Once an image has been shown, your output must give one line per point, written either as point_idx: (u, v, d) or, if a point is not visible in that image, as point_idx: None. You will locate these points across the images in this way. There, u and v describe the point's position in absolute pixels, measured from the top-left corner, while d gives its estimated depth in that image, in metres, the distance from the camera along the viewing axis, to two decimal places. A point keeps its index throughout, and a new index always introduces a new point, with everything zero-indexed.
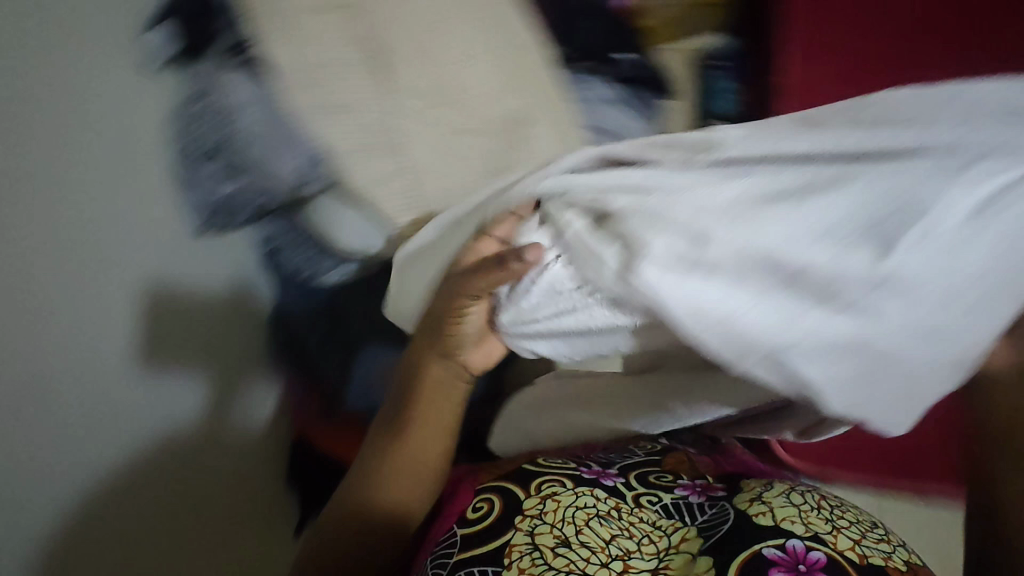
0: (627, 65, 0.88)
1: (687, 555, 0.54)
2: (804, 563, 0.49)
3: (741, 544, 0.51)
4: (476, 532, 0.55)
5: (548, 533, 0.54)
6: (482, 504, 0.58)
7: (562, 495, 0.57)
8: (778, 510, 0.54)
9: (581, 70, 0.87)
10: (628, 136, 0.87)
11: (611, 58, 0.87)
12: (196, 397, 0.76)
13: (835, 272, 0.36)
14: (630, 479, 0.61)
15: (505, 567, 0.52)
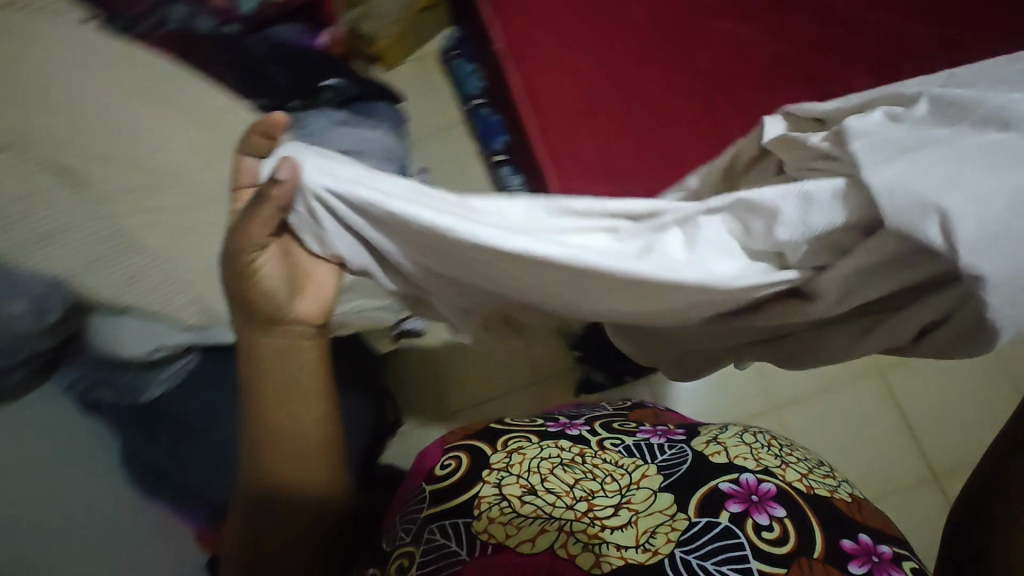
0: (333, 90, 1.08)
1: (648, 491, 0.59)
2: (757, 495, 0.57)
3: (700, 482, 0.59)
4: (446, 487, 0.62)
5: (515, 483, 0.60)
6: (451, 461, 0.65)
7: (528, 448, 0.63)
8: (730, 449, 0.62)
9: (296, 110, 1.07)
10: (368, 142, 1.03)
11: (318, 87, 1.07)
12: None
13: (637, 261, 0.54)
14: (595, 427, 0.68)
15: (476, 518, 0.59)
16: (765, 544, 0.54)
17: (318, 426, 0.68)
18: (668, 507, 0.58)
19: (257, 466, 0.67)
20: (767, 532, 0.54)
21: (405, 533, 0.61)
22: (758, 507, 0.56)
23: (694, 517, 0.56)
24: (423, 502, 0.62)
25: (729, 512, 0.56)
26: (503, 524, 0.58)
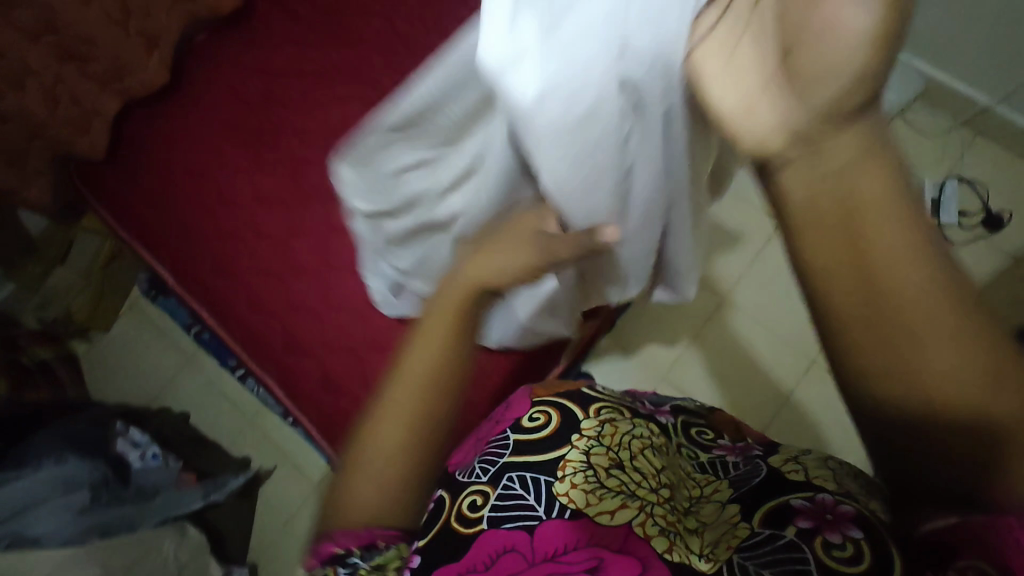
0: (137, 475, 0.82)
1: (717, 503, 0.57)
2: (831, 514, 0.49)
3: (768, 495, 0.54)
4: (533, 441, 0.62)
5: (604, 455, 0.60)
6: (540, 415, 0.65)
7: (620, 423, 0.64)
8: (813, 471, 0.57)
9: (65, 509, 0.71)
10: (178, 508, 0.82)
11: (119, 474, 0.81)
12: None
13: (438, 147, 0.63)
14: (680, 421, 0.70)
15: (559, 479, 0.58)
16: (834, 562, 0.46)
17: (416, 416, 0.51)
18: (737, 516, 0.54)
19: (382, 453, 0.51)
20: (838, 550, 0.46)
21: (484, 472, 0.61)
22: (831, 526, 0.48)
23: (757, 527, 0.51)
24: (509, 446, 0.63)
25: (796, 528, 0.49)
26: (586, 491, 0.56)
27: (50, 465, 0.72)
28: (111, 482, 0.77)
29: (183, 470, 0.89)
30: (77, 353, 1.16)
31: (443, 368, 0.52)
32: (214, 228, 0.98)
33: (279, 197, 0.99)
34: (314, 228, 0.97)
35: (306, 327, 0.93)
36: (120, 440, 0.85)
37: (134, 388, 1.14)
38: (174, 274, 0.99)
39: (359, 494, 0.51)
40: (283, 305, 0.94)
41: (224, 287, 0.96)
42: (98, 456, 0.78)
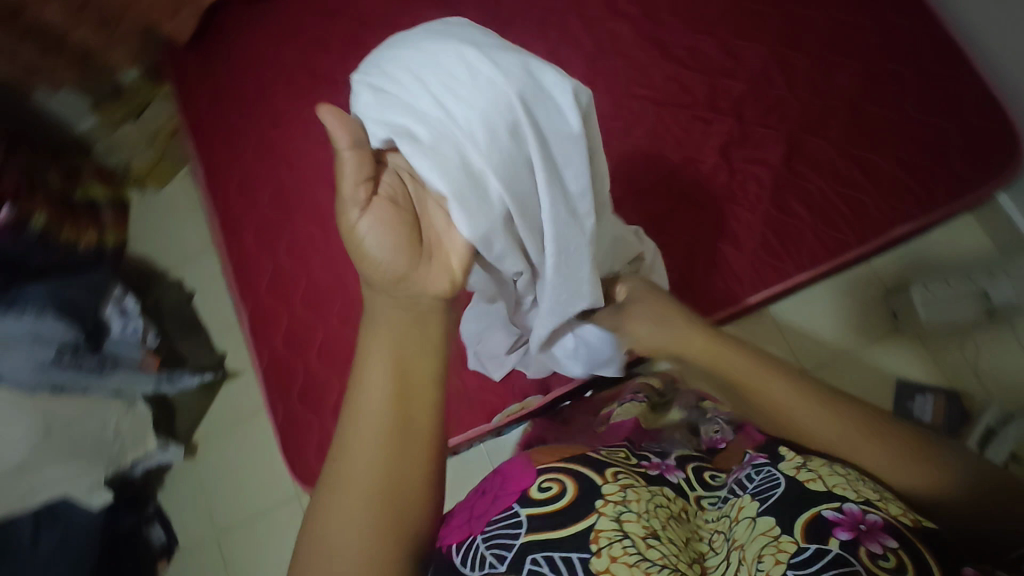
0: (116, 334, 0.95)
1: (749, 520, 0.53)
2: (865, 524, 0.47)
3: (805, 506, 0.51)
4: (549, 514, 0.59)
5: (635, 521, 0.57)
6: (551, 484, 0.62)
7: (639, 488, 0.61)
8: (828, 477, 0.53)
9: (40, 332, 0.85)
10: (129, 377, 0.94)
11: (100, 325, 0.94)
12: None
13: (478, 143, 0.47)
14: (688, 472, 0.68)
15: (595, 554, 0.54)
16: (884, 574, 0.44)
17: (380, 420, 0.45)
18: (771, 529, 0.51)
19: (358, 471, 0.44)
20: (883, 561, 0.45)
21: (499, 560, 0.56)
22: (869, 536, 0.46)
23: (803, 542, 0.48)
24: (522, 527, 0.58)
25: (839, 540, 0.47)
26: (629, 564, 0.52)
27: (31, 316, 0.84)
28: (80, 347, 0.88)
29: (151, 353, 0.99)
30: (128, 201, 1.25)
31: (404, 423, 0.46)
32: (256, 150, 1.02)
33: (320, 136, 1.00)
34: (339, 181, 0.98)
35: (291, 274, 0.95)
36: (112, 306, 0.97)
37: (158, 253, 1.22)
38: (207, 186, 1.04)
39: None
40: (284, 245, 0.97)
41: (244, 210, 1.00)
42: (77, 319, 0.90)
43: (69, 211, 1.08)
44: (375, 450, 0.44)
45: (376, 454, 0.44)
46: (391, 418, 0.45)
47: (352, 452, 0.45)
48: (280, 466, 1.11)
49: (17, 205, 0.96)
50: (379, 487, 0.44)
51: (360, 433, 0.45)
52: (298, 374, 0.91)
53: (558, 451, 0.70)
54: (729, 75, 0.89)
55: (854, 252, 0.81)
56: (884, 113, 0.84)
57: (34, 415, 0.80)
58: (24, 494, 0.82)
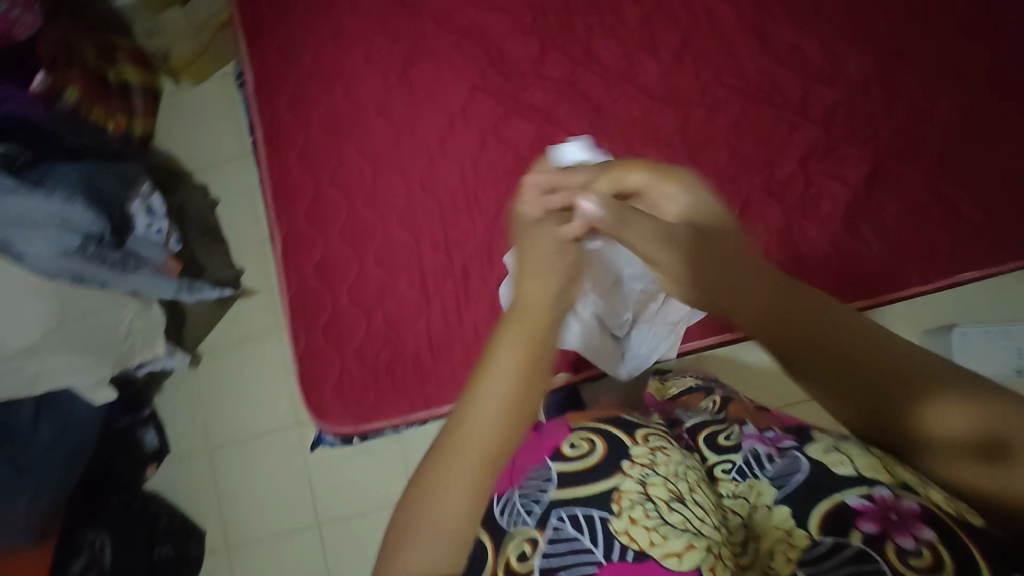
0: (139, 235, 0.91)
1: (766, 508, 0.52)
2: (897, 515, 0.45)
3: (823, 494, 0.49)
4: (577, 472, 0.57)
5: (662, 485, 0.54)
6: (584, 443, 0.60)
7: (672, 450, 0.58)
8: (858, 459, 0.51)
9: (67, 217, 0.79)
10: (150, 270, 0.89)
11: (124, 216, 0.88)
12: (55, 520, 0.88)
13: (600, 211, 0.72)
14: (699, 442, 0.63)
15: (616, 515, 0.53)
16: (911, 572, 0.42)
17: (475, 444, 0.47)
18: (788, 522, 0.49)
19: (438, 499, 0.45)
20: (915, 559, 0.43)
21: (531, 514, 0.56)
22: (900, 529, 0.44)
23: (819, 536, 0.47)
24: (551, 479, 0.58)
25: (863, 533, 0.45)
26: (648, 529, 0.51)
27: (60, 198, 0.78)
28: (106, 239, 0.83)
29: (173, 258, 0.95)
30: (163, 89, 1.18)
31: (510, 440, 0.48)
32: (313, 64, 0.96)
33: (385, 63, 0.95)
34: (396, 116, 0.94)
35: (333, 202, 0.92)
36: (139, 201, 0.93)
37: (188, 151, 1.16)
38: (256, 89, 0.96)
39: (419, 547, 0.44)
40: (329, 172, 0.93)
41: (292, 123, 0.94)
42: (106, 210, 0.84)
43: (103, 89, 1.02)
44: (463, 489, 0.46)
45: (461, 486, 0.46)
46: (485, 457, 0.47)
47: (456, 461, 0.46)
48: (284, 391, 1.10)
49: (54, 72, 0.91)
50: (479, 487, 0.46)
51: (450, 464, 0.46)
52: (325, 306, 0.88)
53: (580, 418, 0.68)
54: (825, 82, 0.85)
55: (913, 289, 0.79)
56: (974, 155, 0.81)
57: (53, 301, 0.77)
58: (32, 378, 0.79)
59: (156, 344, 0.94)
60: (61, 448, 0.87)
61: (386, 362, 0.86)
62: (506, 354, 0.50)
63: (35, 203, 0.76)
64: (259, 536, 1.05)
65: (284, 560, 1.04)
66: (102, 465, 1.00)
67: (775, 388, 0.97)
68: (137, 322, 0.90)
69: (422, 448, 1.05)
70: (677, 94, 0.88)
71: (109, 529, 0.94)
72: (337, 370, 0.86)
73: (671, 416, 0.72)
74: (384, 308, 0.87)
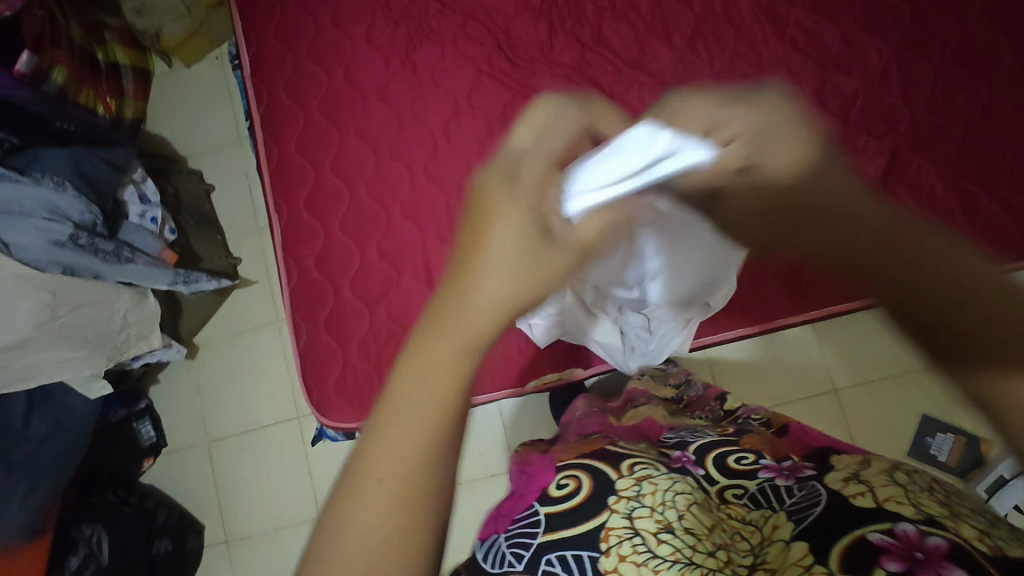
0: (132, 224, 0.88)
1: (780, 543, 0.47)
2: (923, 553, 0.40)
3: (841, 529, 0.44)
4: (561, 512, 0.56)
5: (649, 518, 0.52)
6: (568, 482, 0.60)
7: (659, 479, 0.56)
8: (881, 490, 0.47)
9: (57, 205, 0.76)
10: (146, 261, 0.85)
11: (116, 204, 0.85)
12: (51, 516, 0.87)
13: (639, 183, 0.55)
14: (711, 468, 0.61)
15: (604, 553, 0.52)
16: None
17: (439, 379, 0.37)
18: (804, 558, 0.43)
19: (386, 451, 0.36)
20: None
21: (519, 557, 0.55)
22: (928, 569, 0.39)
23: (838, 570, 0.41)
24: (539, 525, 0.56)
25: (886, 570, 0.40)
26: (638, 564, 0.49)
27: (49, 185, 0.75)
28: (99, 228, 0.80)
29: (168, 248, 0.91)
30: (154, 72, 1.14)
31: (435, 441, 0.37)
32: (310, 47, 0.92)
33: (386, 46, 0.92)
34: (398, 102, 0.90)
35: (333, 192, 0.88)
36: (131, 189, 0.89)
37: (182, 136, 1.13)
38: (252, 72, 0.92)
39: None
40: (329, 160, 0.89)
41: (290, 109, 0.91)
42: (97, 198, 0.81)
43: (92, 71, 0.98)
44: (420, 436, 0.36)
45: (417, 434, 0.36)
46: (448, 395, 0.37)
47: (368, 472, 0.36)
48: (283, 384, 1.08)
49: (39, 53, 0.86)
50: (404, 506, 0.35)
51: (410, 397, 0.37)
52: (327, 301, 0.86)
53: (575, 448, 0.68)
54: (842, 71, 0.83)
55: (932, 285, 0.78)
56: (994, 147, 0.79)
57: (41, 292, 0.74)
58: (21, 373, 0.76)
59: (152, 337, 0.91)
60: (55, 443, 0.84)
61: (390, 358, 0.84)
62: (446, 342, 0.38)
63: (21, 190, 0.73)
64: (259, 531, 1.04)
65: (285, 555, 1.03)
66: (99, 459, 0.97)
67: (785, 383, 0.95)
68: (131, 315, 0.86)
69: None
70: (689, 81, 0.86)
71: (106, 525, 0.92)
72: (340, 366, 0.84)
73: (675, 437, 0.70)
74: (388, 302, 0.85)
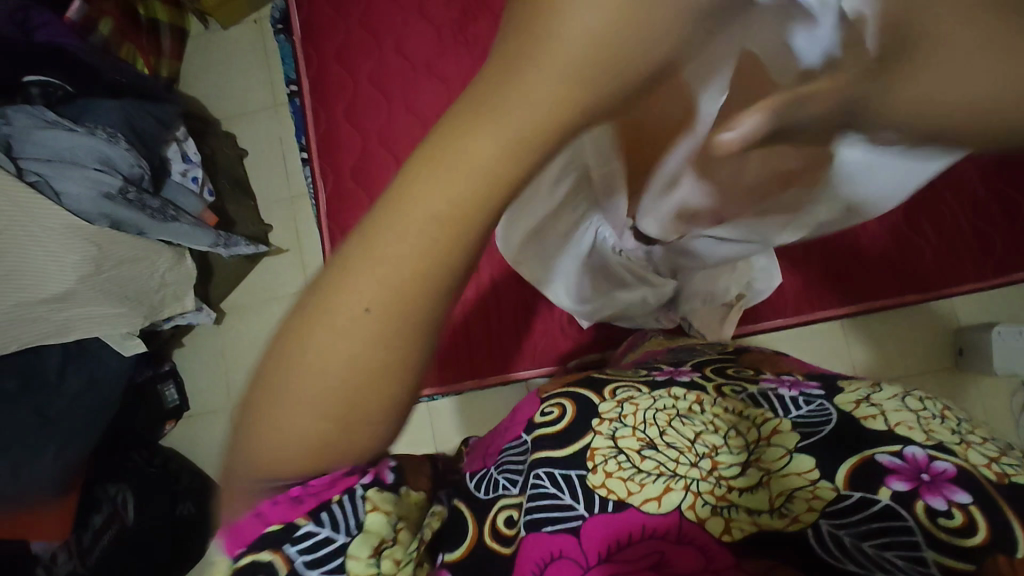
0: (179, 185, 0.88)
1: (781, 449, 0.42)
2: (927, 473, 0.37)
3: (849, 448, 0.40)
4: (545, 438, 0.46)
5: (632, 437, 0.45)
6: (552, 408, 0.49)
7: (640, 397, 0.48)
8: (892, 414, 0.42)
9: (111, 156, 0.76)
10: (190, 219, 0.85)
11: (163, 162, 0.85)
12: (79, 475, 0.85)
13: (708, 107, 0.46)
14: (707, 373, 0.54)
15: (591, 471, 0.43)
16: (941, 535, 0.35)
17: (378, 296, 0.29)
18: (811, 471, 0.40)
19: (315, 350, 0.30)
20: (945, 519, 0.35)
21: (511, 483, 0.46)
22: (931, 488, 0.37)
23: (845, 489, 0.39)
24: (526, 451, 0.47)
25: (892, 491, 0.37)
26: (625, 479, 0.42)
27: (104, 137, 0.76)
28: (145, 183, 0.80)
29: (208, 209, 0.91)
30: (189, 32, 1.12)
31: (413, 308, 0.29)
32: (362, 13, 0.91)
33: (437, 18, 0.91)
34: (448, 75, 0.90)
35: (382, 161, 0.88)
36: (174, 147, 0.89)
37: (217, 99, 1.11)
38: (302, 35, 0.92)
39: (286, 423, 0.31)
40: (376, 129, 0.89)
41: (339, 75, 0.90)
42: (146, 153, 0.82)
43: (132, 25, 0.96)
44: (346, 355, 0.29)
45: (348, 356, 0.29)
46: (383, 319, 0.29)
47: (315, 337, 0.29)
48: None
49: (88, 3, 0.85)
50: (352, 393, 0.31)
51: (340, 312, 0.29)
52: None
53: (564, 379, 0.62)
54: None
55: (966, 285, 0.81)
56: None
57: (87, 245, 0.72)
58: (61, 326, 0.75)
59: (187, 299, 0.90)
60: (84, 403, 0.83)
61: None
62: (483, 144, 0.27)
63: (84, 135, 0.74)
64: None
65: None
66: (124, 420, 0.97)
67: None
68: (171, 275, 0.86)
69: None
70: None
71: (131, 485, 0.93)
72: None
73: (671, 355, 0.63)
74: None
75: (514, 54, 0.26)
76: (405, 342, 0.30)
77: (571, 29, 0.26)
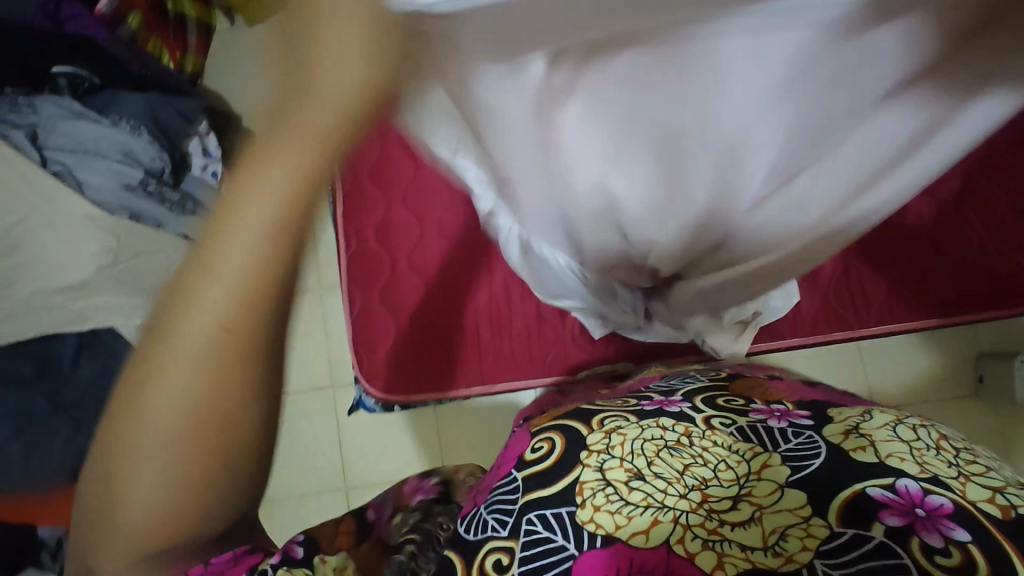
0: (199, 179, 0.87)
1: (773, 483, 0.41)
2: (922, 508, 0.36)
3: (840, 482, 0.39)
4: (537, 475, 0.45)
5: (619, 467, 0.44)
6: (542, 444, 0.48)
7: (628, 427, 0.47)
8: (883, 445, 0.41)
9: (131, 147, 0.77)
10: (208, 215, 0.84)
11: (185, 157, 0.85)
12: None
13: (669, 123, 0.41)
14: (696, 403, 0.51)
15: (580, 505, 0.42)
16: (940, 574, 0.34)
17: (188, 362, 0.33)
18: (802, 507, 0.39)
19: (150, 418, 0.34)
20: (942, 557, 0.34)
21: (500, 523, 0.43)
22: (927, 523, 0.36)
23: (838, 525, 0.37)
24: (517, 488, 0.45)
25: (886, 526, 0.36)
26: (613, 512, 0.41)
27: (125, 129, 0.77)
28: (166, 176, 0.80)
29: None
30: None
31: (235, 367, 0.33)
32: None
33: None
34: None
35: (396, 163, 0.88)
36: (196, 141, 0.87)
37: None
38: None
39: (139, 489, 0.35)
40: None
41: None
42: (168, 147, 0.81)
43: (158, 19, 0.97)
44: (183, 420, 0.34)
45: (174, 413, 0.33)
46: (205, 384, 0.33)
47: (147, 399, 0.33)
48: (317, 353, 1.08)
49: None
50: (198, 434, 0.34)
51: (168, 377, 0.33)
52: (381, 275, 0.85)
53: (554, 412, 0.60)
54: None
55: (986, 316, 0.80)
56: None
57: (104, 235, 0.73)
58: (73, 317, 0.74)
59: None
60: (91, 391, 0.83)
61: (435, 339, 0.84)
62: (257, 205, 0.30)
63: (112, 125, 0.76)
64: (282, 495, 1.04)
65: (307, 520, 1.03)
66: None
67: None
68: None
69: (456, 421, 1.03)
70: None
71: None
72: (388, 341, 0.84)
73: (663, 382, 0.61)
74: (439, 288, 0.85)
75: (285, 99, 0.29)
76: (233, 396, 0.34)
77: (340, 49, 0.27)
